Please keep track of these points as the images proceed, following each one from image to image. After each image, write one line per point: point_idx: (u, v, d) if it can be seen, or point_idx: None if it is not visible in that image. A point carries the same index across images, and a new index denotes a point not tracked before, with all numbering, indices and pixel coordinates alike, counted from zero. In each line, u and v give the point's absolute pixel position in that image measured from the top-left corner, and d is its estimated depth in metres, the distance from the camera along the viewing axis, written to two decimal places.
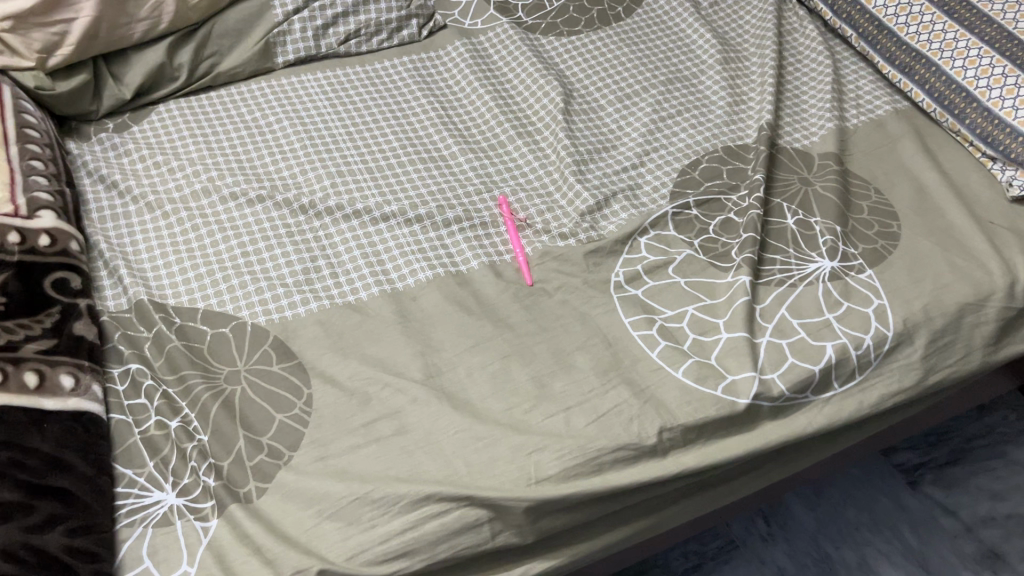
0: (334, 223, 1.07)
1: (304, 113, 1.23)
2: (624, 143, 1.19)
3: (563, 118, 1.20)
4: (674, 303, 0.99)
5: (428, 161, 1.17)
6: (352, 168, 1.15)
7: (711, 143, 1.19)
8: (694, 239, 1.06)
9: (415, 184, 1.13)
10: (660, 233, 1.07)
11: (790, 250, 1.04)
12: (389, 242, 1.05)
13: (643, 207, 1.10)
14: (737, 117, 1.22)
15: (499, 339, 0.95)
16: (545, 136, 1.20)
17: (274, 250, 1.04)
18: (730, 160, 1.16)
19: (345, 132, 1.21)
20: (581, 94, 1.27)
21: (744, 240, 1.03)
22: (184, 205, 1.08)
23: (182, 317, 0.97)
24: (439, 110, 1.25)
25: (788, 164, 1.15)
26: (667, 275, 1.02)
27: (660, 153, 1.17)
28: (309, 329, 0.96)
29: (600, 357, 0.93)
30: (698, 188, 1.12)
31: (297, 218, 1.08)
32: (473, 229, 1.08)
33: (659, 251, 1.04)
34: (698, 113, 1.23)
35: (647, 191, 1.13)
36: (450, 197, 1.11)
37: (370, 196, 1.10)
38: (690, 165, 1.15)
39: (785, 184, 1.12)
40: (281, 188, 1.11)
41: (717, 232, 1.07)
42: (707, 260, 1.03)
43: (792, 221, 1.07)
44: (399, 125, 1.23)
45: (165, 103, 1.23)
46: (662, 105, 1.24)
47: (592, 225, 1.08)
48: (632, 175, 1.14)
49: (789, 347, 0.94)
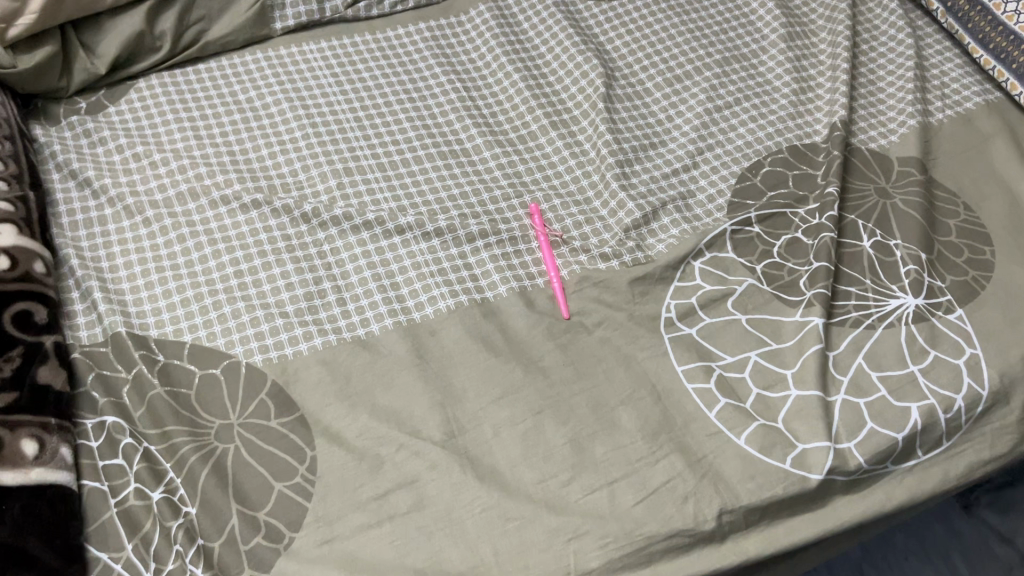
0: (341, 234, 0.93)
1: (305, 91, 1.08)
2: (673, 138, 1.04)
3: (604, 106, 1.05)
4: (733, 347, 0.85)
5: (447, 156, 1.02)
6: (361, 166, 1.00)
7: (774, 140, 1.03)
8: (756, 264, 0.92)
9: (434, 186, 0.99)
10: (716, 255, 0.92)
11: (868, 282, 0.90)
12: (404, 259, 0.91)
13: (697, 221, 0.95)
14: (803, 109, 1.07)
15: (532, 388, 0.82)
16: (583, 127, 1.05)
17: (272, 269, 0.90)
18: (796, 163, 1.01)
19: (353, 117, 1.05)
20: (624, 74, 1.11)
21: (815, 270, 0.89)
22: (168, 211, 0.94)
23: (166, 354, 0.84)
24: (461, 90, 1.09)
25: (864, 170, 1.00)
26: (725, 309, 0.88)
27: (715, 151, 1.02)
28: (311, 371, 0.83)
29: (649, 415, 0.81)
30: (760, 198, 0.97)
31: (297, 227, 0.93)
32: (500, 245, 0.94)
33: (717, 279, 0.90)
34: (759, 102, 1.07)
35: (701, 199, 0.98)
36: (473, 204, 0.97)
37: (382, 202, 0.96)
38: (751, 168, 1.00)
39: (860, 195, 0.98)
40: (280, 190, 0.97)
41: (783, 255, 0.92)
42: (772, 292, 0.89)
43: (869, 243, 0.93)
44: (414, 109, 1.07)
45: (146, 77, 1.07)
46: (717, 92, 1.08)
47: (638, 243, 0.93)
48: (683, 179, 1.00)
49: (868, 409, 0.81)
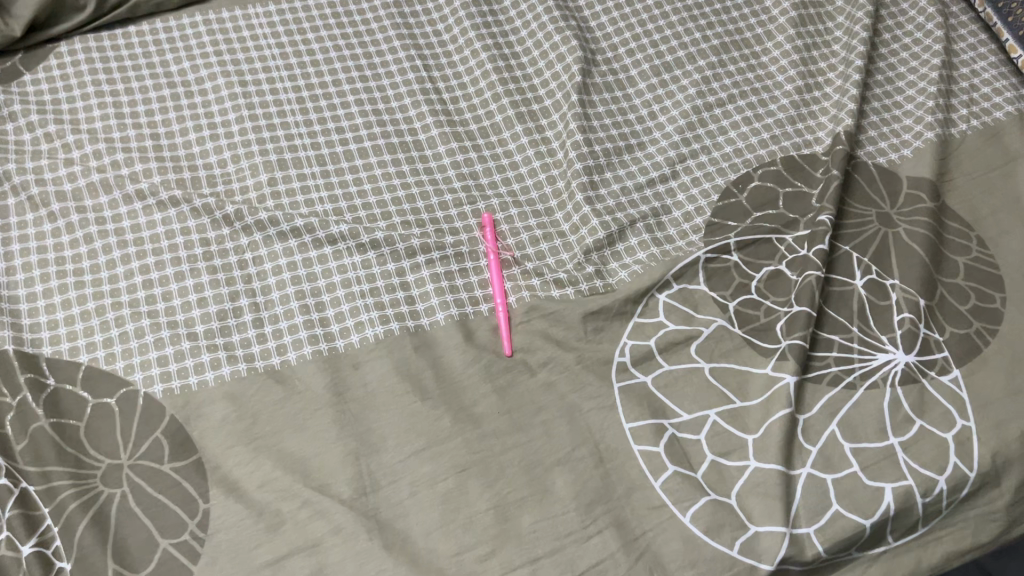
0: (266, 241, 0.83)
1: (244, 63, 0.96)
2: (653, 140, 0.92)
3: (578, 99, 0.93)
4: (691, 402, 0.76)
5: (396, 149, 0.91)
6: (297, 158, 0.89)
7: (768, 148, 0.91)
8: (729, 302, 0.81)
9: (377, 186, 0.88)
10: (686, 288, 0.82)
11: (854, 330, 0.79)
12: (333, 274, 0.82)
13: (668, 244, 0.84)
14: (806, 111, 0.94)
15: (458, 441, 0.73)
16: (552, 122, 0.93)
17: (185, 281, 0.81)
18: (790, 177, 0.88)
19: (295, 97, 0.94)
20: (606, 59, 0.98)
21: (794, 314, 0.79)
22: (77, 205, 0.84)
23: (58, 377, 0.75)
24: (419, 68, 0.97)
25: (867, 190, 0.87)
26: (688, 355, 0.78)
27: (698, 159, 0.90)
28: (216, 406, 0.74)
29: (587, 481, 0.71)
30: (743, 219, 0.86)
31: (218, 230, 0.84)
32: (444, 262, 0.83)
33: (682, 317, 0.80)
34: (756, 100, 0.94)
35: (675, 217, 0.86)
36: (418, 210, 0.86)
37: (317, 202, 0.86)
38: (737, 182, 0.88)
39: (859, 222, 0.85)
40: (204, 185, 0.87)
41: (762, 291, 0.81)
42: (744, 337, 0.79)
43: (861, 282, 0.82)
44: (366, 88, 0.95)
45: (69, 40, 0.96)
46: (709, 85, 0.95)
47: (598, 268, 0.83)
48: (658, 192, 0.88)
49: (836, 487, 0.71)
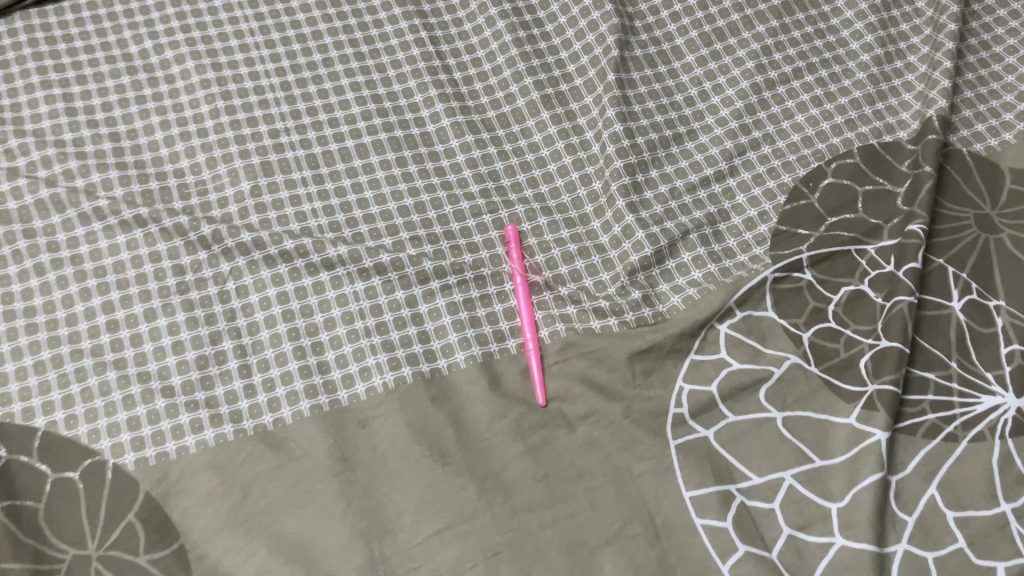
0: (251, 268, 0.70)
1: (218, 41, 0.81)
2: (706, 127, 0.78)
3: (616, 78, 0.79)
4: (763, 462, 0.64)
5: (402, 144, 0.77)
6: (283, 160, 0.75)
7: (843, 136, 0.76)
8: (803, 333, 0.68)
9: (380, 193, 0.74)
10: (751, 317, 0.69)
11: (952, 365, 0.66)
12: (332, 307, 0.69)
13: (728, 259, 0.71)
14: (886, 87, 0.79)
15: (487, 518, 0.61)
16: (585, 106, 0.79)
17: (158, 321, 0.68)
18: (870, 172, 0.74)
19: (278, 82, 0.79)
20: (647, 24, 0.84)
21: (883, 350, 0.66)
22: (24, 227, 0.71)
23: (9, 447, 0.62)
24: (426, 41, 0.83)
25: (963, 187, 0.73)
26: (756, 402, 0.66)
27: (760, 150, 0.77)
28: (199, 479, 0.62)
29: (642, 565, 0.60)
30: (816, 226, 0.72)
31: (194, 255, 0.71)
32: (462, 288, 0.71)
33: (748, 354, 0.67)
34: (828, 74, 0.80)
35: (735, 225, 0.73)
36: (430, 222, 0.73)
37: (309, 216, 0.73)
38: (808, 179, 0.74)
39: (955, 227, 0.72)
40: (174, 197, 0.73)
41: (841, 317, 0.68)
42: (822, 377, 0.66)
43: (960, 305, 0.69)
44: (362, 69, 0.81)
45: (8, 16, 0.81)
46: (770, 57, 0.81)
47: (646, 292, 0.70)
48: (713, 193, 0.75)
49: (939, 567, 0.59)
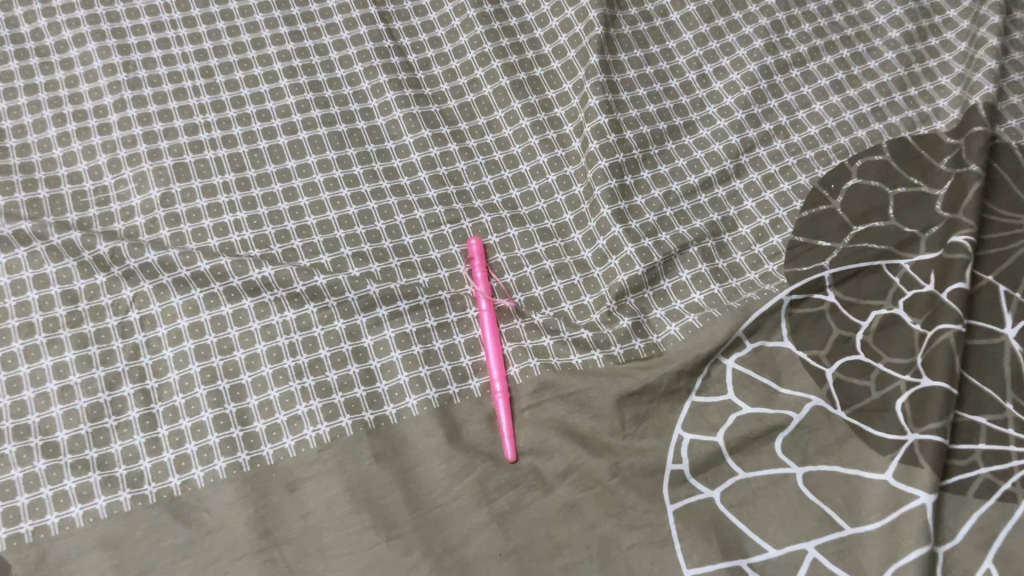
0: (160, 293, 0.59)
1: (125, 18, 0.71)
2: (706, 119, 0.67)
3: (599, 60, 0.68)
4: (780, 529, 0.52)
5: (344, 141, 0.67)
6: (201, 161, 0.64)
7: (870, 129, 0.65)
8: (826, 368, 0.56)
9: (317, 199, 0.64)
10: (762, 348, 0.57)
11: (1007, 406, 0.55)
12: (257, 341, 0.57)
13: (734, 278, 0.60)
14: (919, 69, 0.67)
15: None
16: (562, 94, 0.69)
17: (43, 361, 0.56)
18: (902, 171, 0.62)
19: (197, 67, 0.69)
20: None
21: (925, 390, 0.54)
22: None
23: None
24: (374, 17, 0.73)
25: (1013, 188, 0.62)
26: (770, 454, 0.54)
27: (771, 146, 0.65)
28: (86, 559, 0.50)
29: None
30: (840, 237, 0.60)
31: (92, 279, 0.59)
32: (414, 315, 0.59)
33: (760, 394, 0.55)
34: (851, 55, 0.69)
35: (742, 236, 0.62)
36: (377, 235, 0.63)
37: (232, 229, 0.62)
38: (827, 181, 0.63)
39: (1006, 236, 0.60)
40: (69, 206, 0.62)
41: (871, 348, 0.57)
42: (851, 423, 0.54)
43: (1014, 331, 0.57)
44: (299, 51, 0.71)
45: None
46: (781, 34, 0.70)
47: (636, 319, 0.59)
48: (715, 198, 0.64)
49: None
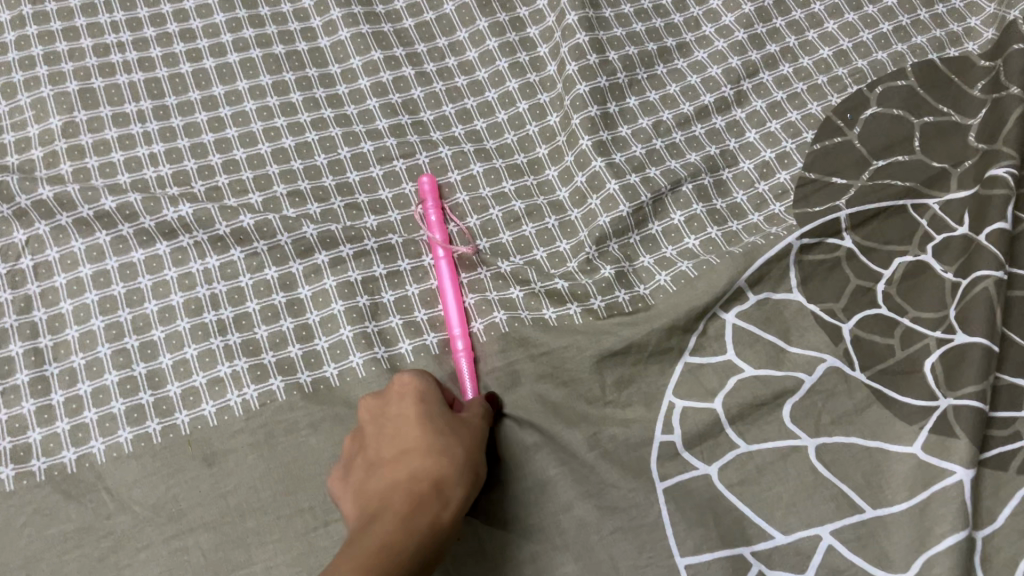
0: (59, 237, 0.50)
1: None
2: (702, 40, 0.59)
3: None
4: (790, 512, 0.43)
5: (281, 64, 0.58)
6: (112, 86, 0.56)
7: (891, 51, 0.57)
8: (842, 325, 0.48)
9: (246, 129, 0.55)
10: (768, 301, 0.49)
11: None
12: (171, 291, 0.49)
13: (735, 220, 0.52)
14: None
15: None
16: (536, 12, 0.61)
17: None
18: (928, 99, 0.54)
19: None
20: None
21: (960, 348, 0.46)
22: None
23: None
24: None
25: None
26: (777, 424, 0.45)
27: (777, 71, 0.57)
28: None
29: None
30: (857, 175, 0.52)
31: None
32: (361, 264, 0.50)
33: (766, 354, 0.47)
34: None
35: (746, 172, 0.54)
36: (316, 172, 0.54)
37: (147, 163, 0.53)
38: (841, 110, 0.54)
39: None
40: None
41: (894, 301, 0.48)
42: (872, 389, 0.46)
43: None
44: None
45: None
46: None
47: (621, 267, 0.50)
48: (713, 129, 0.56)
49: None
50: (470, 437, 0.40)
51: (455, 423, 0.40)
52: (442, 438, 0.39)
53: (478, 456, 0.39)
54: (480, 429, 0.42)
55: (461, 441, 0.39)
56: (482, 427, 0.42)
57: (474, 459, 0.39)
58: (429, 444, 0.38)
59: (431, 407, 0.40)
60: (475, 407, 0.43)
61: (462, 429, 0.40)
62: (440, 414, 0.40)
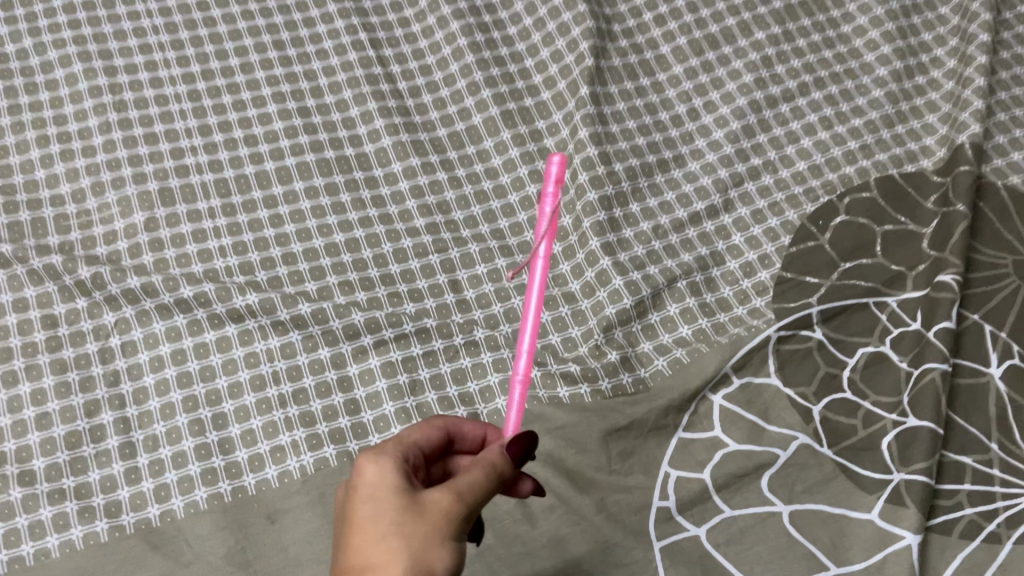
0: (142, 320, 0.58)
1: (113, 37, 0.70)
2: (696, 153, 0.67)
3: (590, 92, 0.68)
4: (766, 568, 0.51)
5: (332, 167, 0.66)
6: (187, 186, 0.64)
7: (859, 166, 0.65)
8: (813, 406, 0.56)
9: (303, 226, 0.63)
10: (750, 384, 0.57)
11: (993, 447, 0.55)
12: (239, 368, 0.57)
13: (722, 313, 0.60)
14: (908, 105, 0.68)
15: None
16: (552, 125, 0.69)
17: (23, 387, 0.55)
18: (890, 209, 0.63)
19: (184, 85, 0.69)
20: (626, 29, 0.72)
21: (911, 430, 0.54)
22: None
23: None
24: (365, 43, 0.72)
25: (1001, 227, 0.62)
26: (757, 492, 0.53)
27: (760, 181, 0.65)
28: None
29: None
30: (828, 274, 0.60)
31: (73, 305, 0.58)
32: (400, 344, 0.58)
33: (748, 432, 0.55)
34: (838, 91, 0.69)
35: (731, 269, 0.62)
36: (362, 264, 0.62)
37: (217, 255, 0.61)
38: (815, 217, 0.63)
39: (992, 275, 0.60)
40: (54, 230, 0.62)
41: (858, 385, 0.56)
42: (837, 462, 0.54)
43: (999, 371, 0.57)
44: (289, 76, 0.70)
45: None
46: (771, 70, 0.69)
47: (624, 354, 0.58)
48: (704, 232, 0.64)
49: None
50: (427, 530, 0.35)
51: (404, 516, 0.35)
52: (384, 549, 0.35)
53: (438, 557, 0.35)
54: (451, 510, 0.36)
55: (408, 541, 0.34)
56: (455, 501, 0.36)
57: (428, 574, 0.34)
58: (370, 558, 0.35)
59: (380, 495, 0.36)
60: (463, 478, 0.37)
61: (410, 527, 0.35)
62: (390, 502, 0.36)
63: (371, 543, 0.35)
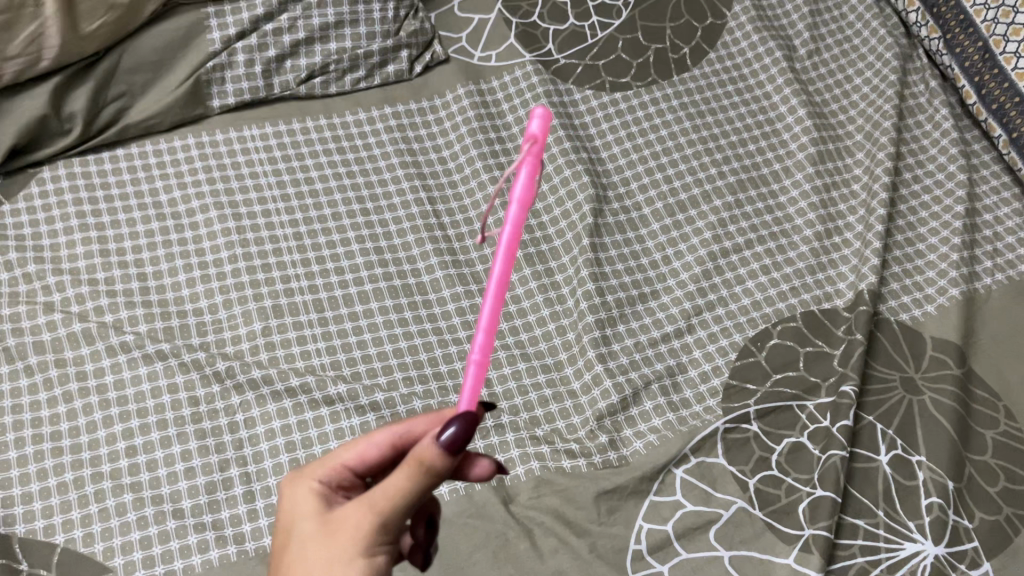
0: (259, 401, 0.78)
1: (234, 181, 0.92)
2: (668, 288, 0.89)
3: (590, 242, 0.90)
4: None
5: (398, 292, 0.86)
6: (292, 303, 0.84)
7: (788, 303, 0.88)
8: (749, 479, 0.77)
9: (378, 335, 0.83)
10: (703, 462, 0.78)
11: (879, 512, 0.75)
12: (330, 439, 0.76)
13: (684, 409, 0.81)
14: (826, 259, 0.91)
15: None
16: (561, 264, 0.90)
17: (173, 447, 0.75)
18: (810, 336, 0.85)
19: (288, 221, 0.90)
20: (619, 193, 0.96)
21: (819, 499, 0.75)
22: (57, 357, 0.78)
23: (32, 561, 0.68)
24: (424, 200, 0.94)
25: (891, 353, 0.84)
26: (706, 541, 0.74)
27: (715, 311, 0.87)
28: None
29: None
30: (763, 382, 0.82)
31: (208, 388, 0.78)
32: None
33: (701, 497, 0.76)
34: (775, 246, 0.92)
35: (692, 376, 0.83)
36: (420, 363, 0.82)
37: (313, 354, 0.81)
38: (755, 340, 0.85)
39: (883, 387, 0.82)
40: (191, 333, 0.81)
41: (782, 465, 0.77)
42: (765, 521, 0.74)
43: (886, 458, 0.78)
44: (367, 223, 0.91)
45: (53, 165, 0.90)
46: (725, 228, 0.93)
47: (612, 436, 0.79)
48: (673, 348, 0.85)
49: None
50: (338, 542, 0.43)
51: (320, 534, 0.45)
52: (306, 561, 0.44)
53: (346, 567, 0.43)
54: (358, 519, 0.43)
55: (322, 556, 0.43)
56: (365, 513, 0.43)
57: None
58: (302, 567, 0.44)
59: (308, 520, 0.46)
60: (380, 488, 0.43)
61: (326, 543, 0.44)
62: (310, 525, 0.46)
63: (294, 555, 0.44)
